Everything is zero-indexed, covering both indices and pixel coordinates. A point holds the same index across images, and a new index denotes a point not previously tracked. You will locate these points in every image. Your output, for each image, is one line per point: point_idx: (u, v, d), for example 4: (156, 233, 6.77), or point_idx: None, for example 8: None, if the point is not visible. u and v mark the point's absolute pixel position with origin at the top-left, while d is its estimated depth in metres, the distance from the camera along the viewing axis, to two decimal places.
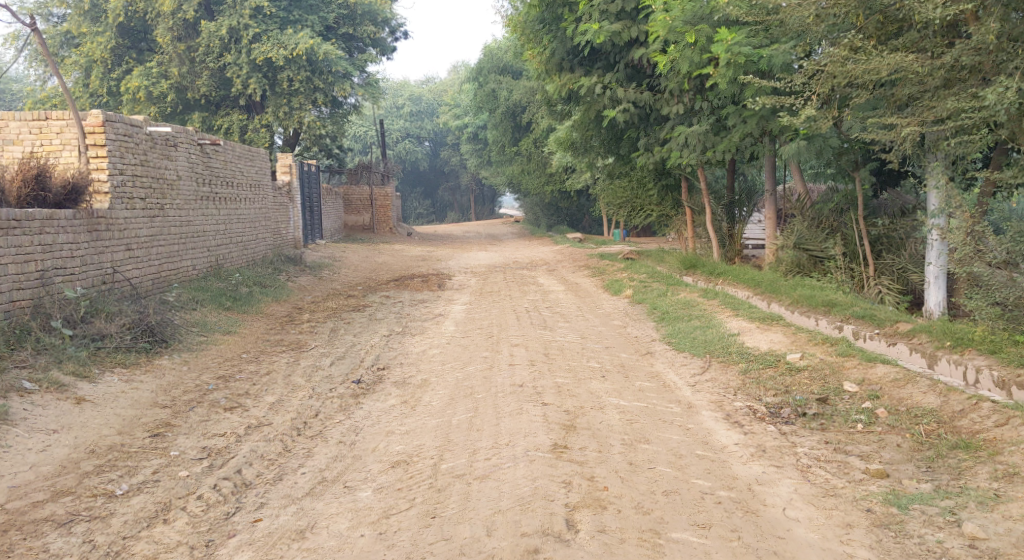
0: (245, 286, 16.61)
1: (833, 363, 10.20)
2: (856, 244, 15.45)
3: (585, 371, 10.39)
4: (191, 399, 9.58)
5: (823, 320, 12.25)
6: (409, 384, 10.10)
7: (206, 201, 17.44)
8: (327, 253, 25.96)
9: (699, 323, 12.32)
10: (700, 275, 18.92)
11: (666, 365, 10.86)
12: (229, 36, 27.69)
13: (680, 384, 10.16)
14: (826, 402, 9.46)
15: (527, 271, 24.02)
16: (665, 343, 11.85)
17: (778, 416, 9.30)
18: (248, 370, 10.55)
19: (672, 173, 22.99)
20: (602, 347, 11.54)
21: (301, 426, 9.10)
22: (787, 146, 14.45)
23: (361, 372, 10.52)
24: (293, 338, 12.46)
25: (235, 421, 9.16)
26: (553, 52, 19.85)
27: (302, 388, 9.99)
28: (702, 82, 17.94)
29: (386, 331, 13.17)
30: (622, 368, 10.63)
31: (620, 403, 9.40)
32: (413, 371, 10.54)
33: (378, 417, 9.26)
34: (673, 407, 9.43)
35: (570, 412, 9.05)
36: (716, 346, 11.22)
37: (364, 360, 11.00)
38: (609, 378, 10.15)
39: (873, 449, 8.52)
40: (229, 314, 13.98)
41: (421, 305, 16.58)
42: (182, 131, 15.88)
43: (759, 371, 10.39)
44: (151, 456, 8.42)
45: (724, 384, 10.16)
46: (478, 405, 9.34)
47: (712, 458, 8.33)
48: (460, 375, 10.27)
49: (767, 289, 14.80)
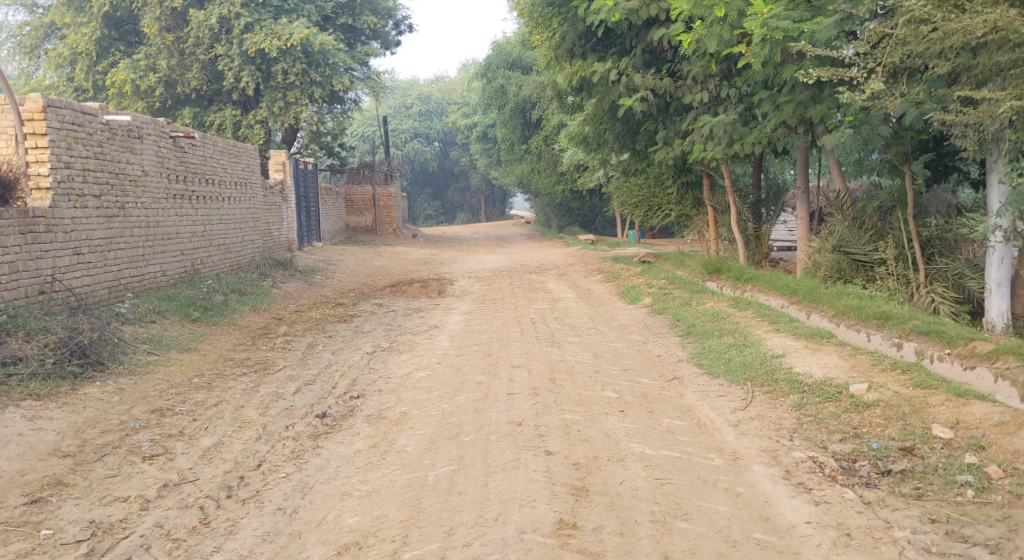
0: (220, 293, 14.96)
1: (914, 400, 8.48)
2: (905, 245, 13.62)
3: (600, 403, 8.68)
4: (105, 444, 7.95)
5: (879, 337, 10.43)
6: (385, 421, 8.42)
7: (180, 199, 15.79)
8: (323, 256, 24.35)
9: (732, 342, 10.59)
10: (725, 281, 17.18)
11: (699, 397, 9.13)
12: (220, 25, 26.08)
13: (717, 423, 8.44)
14: (913, 453, 7.80)
15: (535, 275, 22.32)
16: (694, 366, 10.10)
17: (854, 474, 7.59)
18: (193, 400, 8.88)
19: (692, 169, 21.28)
20: (619, 370, 9.83)
21: (234, 484, 7.46)
22: (828, 137, 12.78)
23: (330, 403, 8.85)
24: (259, 356, 10.77)
25: (150, 477, 7.52)
26: (564, 37, 18.20)
27: (250, 427, 8.33)
28: (730, 67, 16.27)
29: (370, 347, 11.47)
30: (644, 400, 8.90)
31: (645, 452, 7.71)
32: (392, 402, 8.86)
33: (336, 469, 7.63)
34: (714, 459, 7.71)
35: (580, 468, 7.36)
36: (761, 373, 9.50)
37: (337, 386, 9.31)
38: (630, 415, 8.44)
39: (1001, 534, 6.80)
40: (195, 327, 12.32)
41: (417, 316, 14.89)
42: (148, 121, 14.24)
43: (817, 407, 8.68)
44: (13, 537, 6.74)
45: (772, 424, 8.44)
46: (463, 453, 7.66)
47: (777, 546, 6.60)
48: (448, 407, 8.59)
49: (804, 296, 13.14)
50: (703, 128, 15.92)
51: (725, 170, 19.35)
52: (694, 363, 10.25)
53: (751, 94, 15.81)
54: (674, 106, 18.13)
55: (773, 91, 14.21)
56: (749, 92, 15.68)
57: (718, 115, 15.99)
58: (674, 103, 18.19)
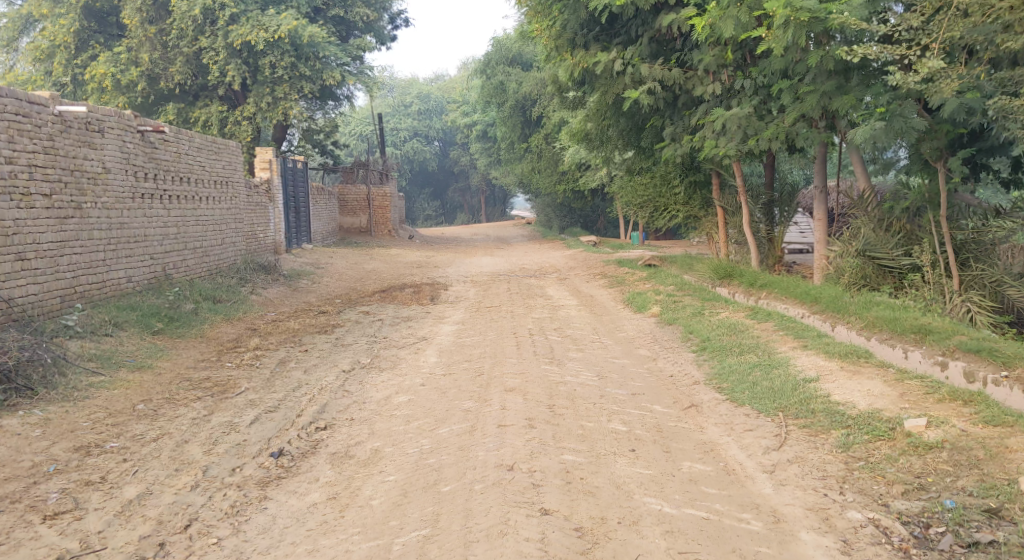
0: (191, 301, 13.83)
1: (988, 443, 7.38)
2: (937, 248, 12.39)
3: (607, 441, 7.61)
4: (7, 495, 6.84)
5: (917, 355, 9.28)
6: (351, 462, 7.36)
7: (150, 198, 14.65)
8: (312, 259, 23.20)
9: (756, 366, 9.47)
10: (737, 287, 16.01)
11: (723, 433, 8.06)
12: (204, 17, 25.04)
13: (748, 469, 7.43)
14: (1000, 515, 6.74)
15: (534, 279, 21.18)
16: (713, 392, 9.00)
17: (929, 546, 6.58)
18: (129, 434, 7.79)
19: (701, 168, 20.04)
20: (628, 396, 8.72)
21: (149, 554, 6.35)
22: (856, 130, 11.63)
23: (290, 437, 7.78)
24: (222, 375, 9.61)
25: (46, 542, 6.39)
26: (566, 25, 17.09)
27: (187, 471, 7.23)
28: (745, 56, 15.13)
29: (349, 363, 10.32)
30: (658, 436, 7.84)
31: (668, 511, 6.67)
32: (364, 435, 7.79)
33: (282, 531, 6.53)
34: (749, 522, 6.66)
35: (586, 536, 6.32)
36: (795, 404, 8.50)
37: (302, 413, 8.23)
38: (647, 460, 7.37)
39: None
40: (156, 340, 11.15)
41: (406, 326, 13.76)
42: (112, 113, 13.07)
43: (869, 447, 7.68)
44: None
45: (815, 471, 7.43)
46: (440, 510, 6.58)
47: None
48: (428, 443, 7.51)
49: (827, 306, 12.00)
50: (716, 121, 14.74)
51: (736, 169, 18.16)
52: (712, 388, 9.14)
53: (770, 84, 14.64)
54: (683, 99, 17.02)
55: (794, 80, 13.12)
56: (766, 83, 14.52)
57: (732, 108, 14.84)
58: (683, 96, 17.06)
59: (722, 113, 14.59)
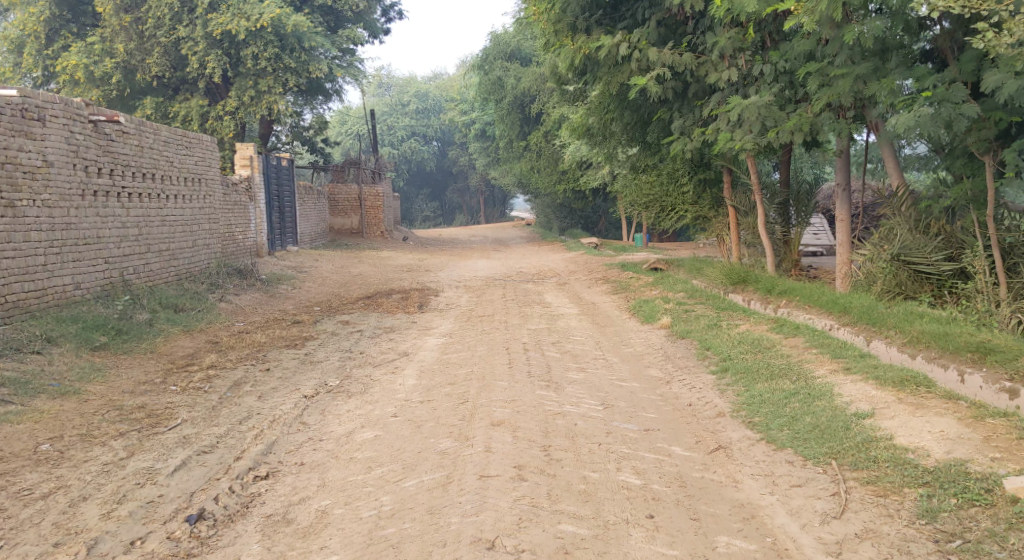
0: (147, 310, 12.48)
1: None
2: (983, 254, 10.96)
3: (619, 505, 6.39)
4: None
5: (978, 380, 7.93)
6: (285, 531, 6.18)
7: (104, 195, 13.40)
8: (296, 262, 21.86)
9: (791, 397, 8.18)
10: (755, 295, 14.62)
11: (764, 490, 6.82)
12: (182, 4, 23.79)
13: (806, 550, 6.14)
14: None
15: (531, 284, 19.83)
16: (747, 429, 7.76)
17: None
18: (21, 485, 6.62)
19: (712, 165, 18.66)
20: (642, 436, 7.48)
21: None
22: (896, 116, 10.22)
23: (221, 493, 6.63)
24: (160, 401, 8.31)
25: None
26: (566, 7, 15.71)
27: (73, 545, 6.04)
28: (764, 39, 13.73)
29: (313, 387, 8.91)
30: (683, 495, 6.62)
31: None
32: (310, 491, 6.62)
33: None
34: None
35: None
36: (851, 449, 7.21)
37: (240, 459, 7.06)
38: (677, 537, 6.11)
39: None
40: (94, 358, 9.72)
41: (387, 338, 12.38)
42: (56, 100, 11.95)
43: (965, 518, 6.31)
44: None
45: (895, 552, 6.11)
46: None
47: None
48: (388, 506, 6.32)
49: (858, 317, 10.64)
50: (733, 111, 13.33)
51: (750, 165, 16.74)
52: (742, 424, 7.87)
53: (791, 70, 13.25)
54: (695, 88, 15.64)
55: (822, 63, 11.73)
56: (788, 68, 13.11)
57: (750, 97, 13.43)
58: (693, 85, 15.68)
59: (738, 102, 13.19)
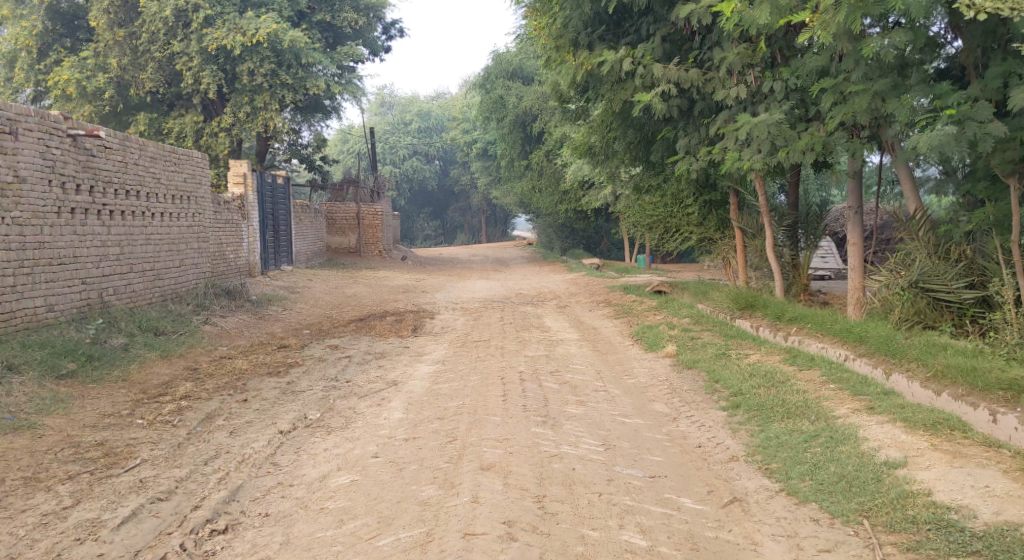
0: (124, 335, 11.86)
1: None
2: (1009, 280, 10.28)
3: None
4: None
5: (1012, 421, 7.33)
6: None
7: (83, 213, 12.82)
8: (289, 282, 21.29)
9: (812, 439, 7.66)
10: (763, 321, 13.99)
11: (785, 554, 6.26)
12: (177, 18, 23.21)
13: None
14: None
15: (530, 306, 19.23)
16: (764, 479, 7.24)
17: None
18: None
19: (718, 185, 18.08)
20: (648, 487, 6.95)
21: None
22: (917, 135, 9.61)
23: (173, 549, 6.18)
24: (123, 436, 7.77)
25: None
26: (568, 21, 15.13)
27: None
28: (775, 55, 13.11)
29: (291, 421, 8.26)
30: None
31: None
32: (274, 546, 6.19)
33: None
34: None
35: None
36: (885, 506, 6.64)
37: (196, 510, 6.60)
38: None
39: None
40: (59, 389, 9.07)
41: (377, 365, 11.74)
42: (30, 113, 11.61)
43: None
44: None
45: None
46: None
47: None
48: None
49: (875, 347, 10.00)
50: (742, 129, 12.70)
51: (758, 186, 16.11)
52: (758, 472, 7.35)
53: (804, 87, 12.64)
54: (701, 105, 15.04)
55: (837, 79, 11.11)
56: (799, 85, 12.51)
57: (759, 115, 12.82)
58: (699, 103, 15.06)
59: (747, 120, 12.57)
